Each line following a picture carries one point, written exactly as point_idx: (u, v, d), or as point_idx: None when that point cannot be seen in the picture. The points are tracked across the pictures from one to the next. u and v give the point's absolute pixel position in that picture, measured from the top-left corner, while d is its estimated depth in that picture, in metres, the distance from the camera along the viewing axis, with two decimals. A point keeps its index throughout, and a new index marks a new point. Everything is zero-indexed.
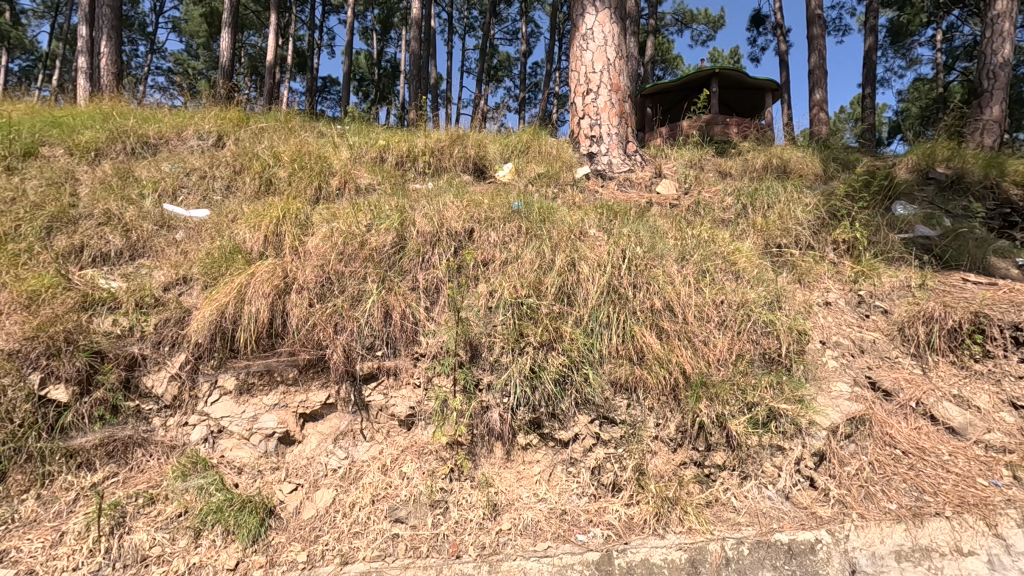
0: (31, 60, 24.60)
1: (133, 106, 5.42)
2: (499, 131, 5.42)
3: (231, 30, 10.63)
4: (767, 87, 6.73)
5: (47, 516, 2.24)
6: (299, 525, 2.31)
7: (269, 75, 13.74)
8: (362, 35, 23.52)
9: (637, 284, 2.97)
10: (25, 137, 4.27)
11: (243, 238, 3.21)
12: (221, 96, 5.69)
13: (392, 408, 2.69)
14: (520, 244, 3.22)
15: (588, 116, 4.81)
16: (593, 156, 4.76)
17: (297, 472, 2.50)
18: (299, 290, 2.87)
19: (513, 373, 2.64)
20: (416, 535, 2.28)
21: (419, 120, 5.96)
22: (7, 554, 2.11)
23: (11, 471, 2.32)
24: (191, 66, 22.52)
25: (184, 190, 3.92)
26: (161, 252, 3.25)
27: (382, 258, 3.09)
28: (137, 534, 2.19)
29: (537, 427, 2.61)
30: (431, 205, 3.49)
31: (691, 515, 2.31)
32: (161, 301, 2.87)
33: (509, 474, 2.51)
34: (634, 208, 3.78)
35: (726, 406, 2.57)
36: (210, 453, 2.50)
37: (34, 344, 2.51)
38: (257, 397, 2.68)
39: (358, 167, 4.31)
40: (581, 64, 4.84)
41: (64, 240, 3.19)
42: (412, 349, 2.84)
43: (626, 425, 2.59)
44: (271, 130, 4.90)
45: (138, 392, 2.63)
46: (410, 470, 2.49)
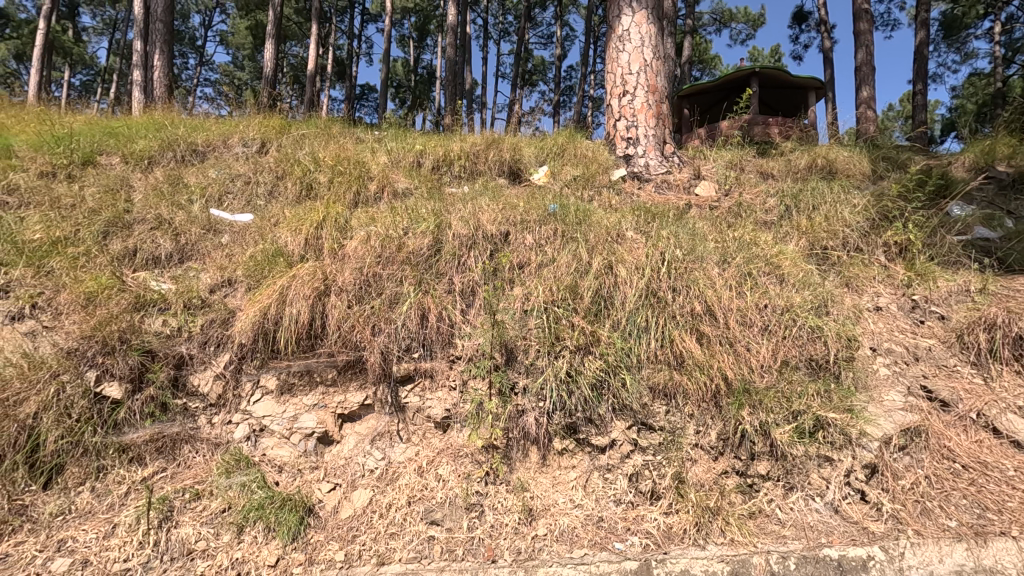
0: (90, 75, 26.08)
1: (183, 116, 5.65)
2: (534, 134, 5.42)
3: (276, 40, 11.04)
4: (812, 86, 6.52)
5: (101, 508, 2.33)
6: (336, 524, 2.34)
7: (309, 84, 14.10)
8: (400, 43, 24.01)
9: (676, 287, 2.90)
10: (84, 145, 4.48)
11: (285, 241, 3.29)
12: (264, 104, 5.87)
13: (428, 410, 2.71)
14: (556, 247, 3.19)
15: (624, 118, 4.76)
16: (629, 159, 4.69)
17: (335, 472, 2.54)
18: (338, 292, 2.92)
19: (549, 377, 2.62)
20: (451, 537, 2.28)
21: (455, 125, 6.02)
22: (65, 543, 2.20)
23: (69, 465, 2.42)
24: (238, 78, 23.40)
25: (229, 195, 4.06)
26: (207, 254, 3.37)
27: (420, 260, 3.12)
28: (184, 528, 2.26)
29: (573, 433, 2.58)
30: (467, 208, 3.51)
31: (733, 526, 2.24)
32: (207, 302, 2.97)
33: (545, 478, 2.49)
34: (672, 211, 3.71)
35: (770, 414, 2.48)
36: (253, 451, 2.56)
37: (91, 342, 2.64)
38: (297, 397, 2.73)
39: (396, 171, 4.37)
40: (617, 65, 4.79)
41: (119, 243, 3.33)
42: (448, 351, 2.84)
43: (666, 432, 2.53)
44: (311, 137, 5.04)
45: (185, 391, 2.72)
46: (445, 472, 2.50)
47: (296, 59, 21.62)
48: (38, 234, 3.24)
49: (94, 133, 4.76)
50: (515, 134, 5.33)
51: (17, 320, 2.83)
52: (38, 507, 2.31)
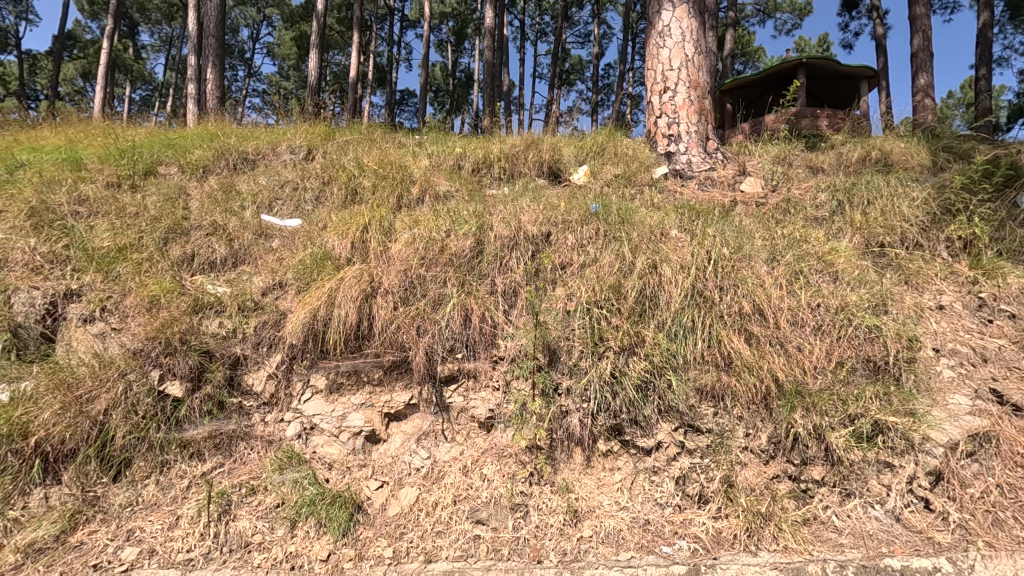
0: (148, 89, 27.47)
1: (234, 126, 5.88)
2: (574, 134, 5.39)
3: (320, 50, 11.38)
4: (864, 75, 6.26)
5: (165, 501, 2.46)
6: (385, 521, 2.40)
7: (351, 91, 14.44)
8: (439, 48, 24.32)
9: (723, 286, 2.84)
10: (144, 156, 4.71)
11: (333, 245, 3.38)
12: (310, 112, 6.05)
13: (472, 410, 2.73)
14: (598, 246, 3.17)
15: (665, 115, 4.68)
16: (671, 156, 4.61)
17: (382, 470, 2.59)
18: (384, 293, 2.98)
19: (593, 378, 2.60)
20: (497, 537, 2.30)
21: (494, 127, 6.06)
22: (133, 533, 2.33)
23: (135, 459, 2.56)
24: (284, 88, 24.18)
25: (279, 202, 4.21)
26: (260, 259, 3.50)
27: (462, 262, 3.16)
28: (241, 522, 2.36)
29: (618, 434, 2.56)
30: (509, 209, 3.52)
31: (786, 532, 2.18)
32: (260, 304, 3.08)
33: (589, 480, 2.48)
34: (717, 208, 3.63)
35: (825, 417, 2.40)
36: (304, 449, 2.65)
37: (155, 343, 2.78)
38: (345, 396, 2.80)
39: (437, 174, 4.43)
40: (658, 62, 4.71)
41: (178, 249, 3.49)
42: (491, 352, 2.86)
43: (713, 435, 2.48)
44: (355, 142, 5.17)
45: (240, 389, 2.83)
46: (490, 472, 2.52)
47: (339, 67, 22.20)
48: (106, 241, 3.38)
49: (154, 144, 5.00)
50: (555, 134, 5.32)
51: (88, 322, 2.99)
52: (109, 498, 2.45)
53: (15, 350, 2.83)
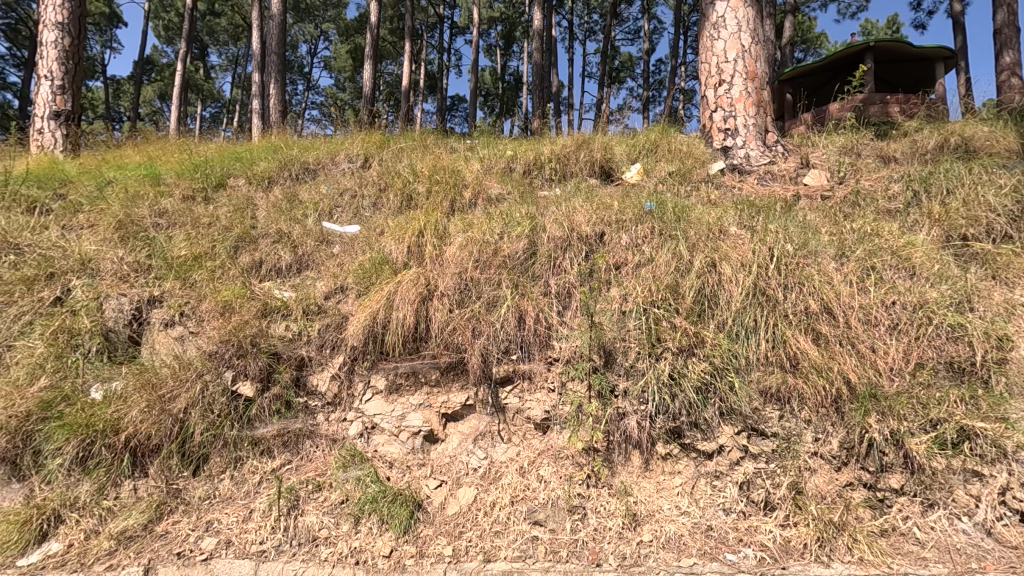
0: (217, 106, 29.18)
1: (296, 138, 6.16)
2: (625, 132, 5.32)
3: (374, 62, 11.73)
4: (940, 55, 5.85)
5: (239, 495, 2.60)
6: (444, 519, 2.44)
7: (404, 100, 14.82)
8: (488, 53, 24.58)
9: (788, 284, 2.72)
10: (216, 169, 5.00)
11: (390, 249, 3.48)
12: (365, 122, 6.25)
13: (528, 411, 2.74)
14: (654, 246, 3.10)
15: (721, 108, 4.53)
16: (727, 151, 4.47)
17: (441, 469, 2.64)
18: (440, 296, 3.03)
19: (651, 380, 2.56)
20: (555, 538, 2.30)
21: (544, 129, 6.07)
22: (211, 524, 2.47)
23: (212, 454, 2.72)
24: (340, 99, 25.09)
25: (339, 209, 4.37)
26: (322, 264, 3.64)
27: (515, 264, 3.17)
28: (308, 517, 2.46)
29: (677, 437, 2.50)
30: (561, 210, 3.51)
31: (862, 544, 2.07)
32: (323, 308, 3.20)
33: (648, 483, 2.43)
34: (779, 203, 3.49)
35: (903, 422, 2.26)
36: (366, 448, 2.74)
37: (228, 345, 2.94)
38: (404, 397, 2.87)
39: (489, 177, 4.48)
40: (712, 54, 4.58)
41: (247, 256, 3.68)
42: (546, 353, 2.86)
43: (780, 439, 2.38)
44: (409, 149, 5.30)
45: (306, 390, 2.96)
46: (547, 473, 2.52)
47: (392, 76, 22.84)
48: (184, 251, 3.61)
49: (223, 158, 5.30)
50: (606, 133, 5.26)
51: (169, 326, 3.20)
52: (189, 491, 2.61)
53: (106, 352, 3.06)
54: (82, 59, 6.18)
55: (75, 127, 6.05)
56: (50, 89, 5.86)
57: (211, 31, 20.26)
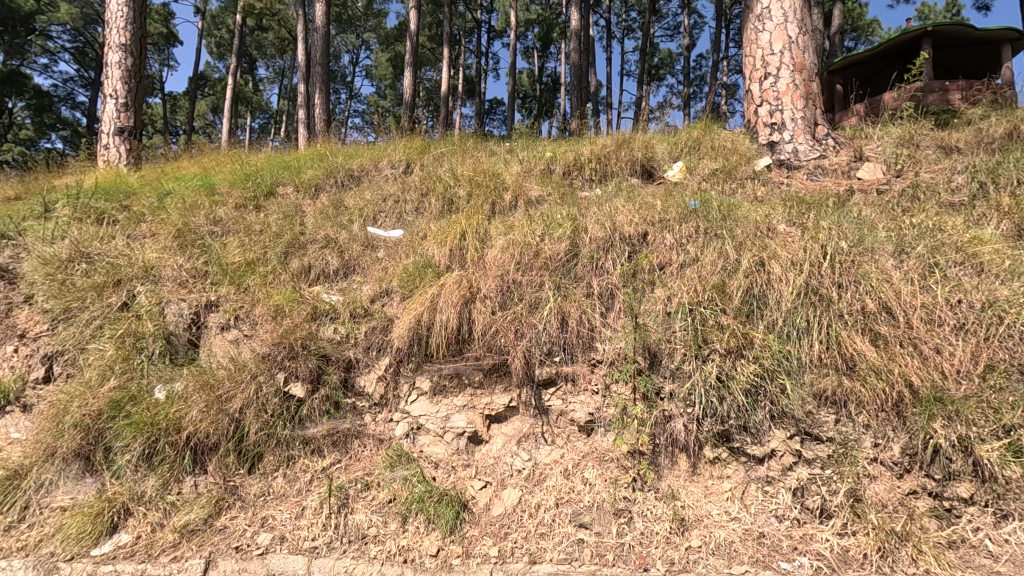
0: (266, 117, 30.33)
1: (340, 146, 6.33)
2: (666, 130, 5.23)
3: (413, 69, 11.93)
4: (1006, 37, 5.50)
5: (292, 493, 2.69)
6: (489, 520, 2.46)
7: (443, 105, 15.03)
8: (525, 55, 24.65)
9: (842, 283, 2.61)
10: (266, 179, 5.20)
11: (433, 253, 3.53)
12: (406, 128, 6.37)
13: (572, 413, 2.73)
14: (699, 245, 3.04)
15: (767, 102, 4.40)
16: (774, 146, 4.33)
17: (485, 470, 2.66)
18: (483, 298, 3.06)
19: (697, 383, 2.50)
20: (601, 542, 2.28)
21: (583, 129, 6.04)
22: (266, 520, 2.57)
23: (266, 453, 2.83)
24: (382, 107, 25.65)
25: (382, 214, 4.46)
26: (367, 268, 3.73)
27: (557, 265, 3.16)
28: (357, 515, 2.53)
29: (726, 441, 2.44)
30: (603, 210, 3.48)
31: (927, 555, 1.97)
32: (369, 311, 3.28)
33: (696, 488, 2.38)
34: (831, 198, 3.36)
35: (971, 428, 2.14)
36: (412, 448, 2.79)
37: (280, 348, 3.04)
38: (448, 398, 2.91)
39: (529, 179, 4.49)
40: (757, 47, 4.45)
41: (297, 262, 3.81)
42: (589, 355, 2.84)
43: (836, 444, 2.29)
44: (449, 154, 5.38)
45: (354, 391, 3.04)
46: (592, 476, 2.50)
47: (431, 83, 23.20)
48: (238, 257, 3.77)
49: (273, 168, 5.50)
50: (646, 132, 5.19)
51: (225, 329, 3.35)
52: (245, 488, 2.72)
53: (168, 355, 3.23)
54: (143, 77, 6.54)
55: (137, 142, 6.41)
56: (115, 107, 6.23)
57: (259, 46, 21.08)
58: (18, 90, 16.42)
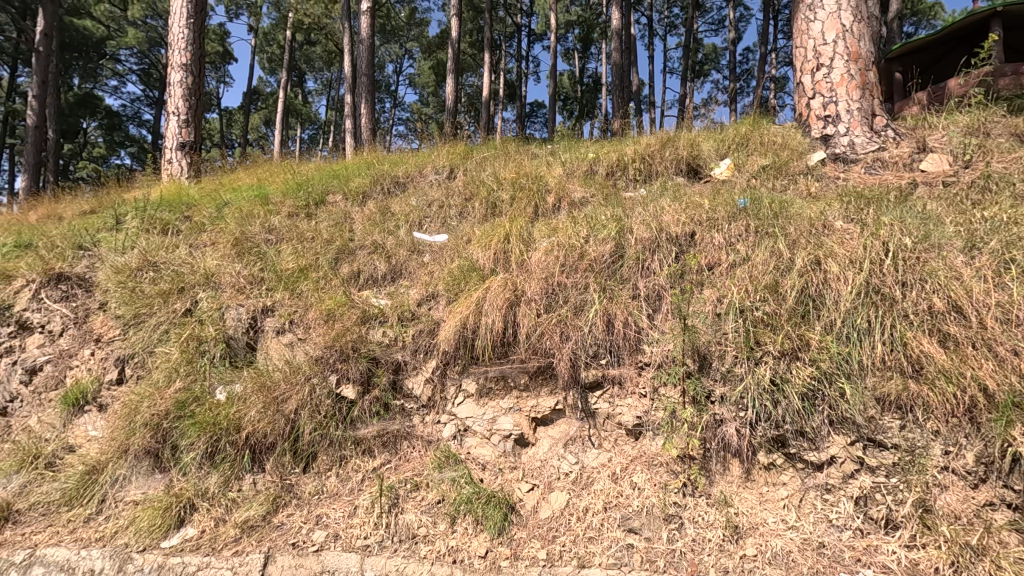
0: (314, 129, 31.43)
1: (386, 153, 6.49)
2: (712, 127, 5.11)
3: (455, 76, 12.11)
4: None
5: (345, 491, 2.77)
6: (537, 523, 2.46)
7: (485, 111, 15.17)
8: (566, 57, 24.58)
9: (906, 282, 2.48)
10: (316, 187, 5.38)
11: (478, 256, 3.57)
12: (449, 134, 6.47)
13: (619, 416, 2.70)
14: (749, 244, 2.95)
15: (820, 94, 4.24)
16: (828, 139, 4.16)
17: (532, 473, 2.67)
18: (528, 301, 3.06)
19: (750, 386, 2.43)
20: (651, 548, 2.25)
21: (626, 129, 5.97)
22: (321, 518, 2.66)
23: (320, 453, 2.92)
24: (424, 114, 26.11)
25: (427, 219, 4.54)
26: (413, 273, 3.81)
27: (602, 267, 3.13)
28: (408, 514, 2.58)
29: (781, 446, 2.36)
30: (648, 210, 3.43)
31: (1007, 571, 1.85)
32: (416, 314, 3.34)
33: (750, 494, 2.31)
34: (892, 192, 3.20)
35: None
36: (460, 449, 2.82)
37: (331, 351, 3.14)
38: (495, 400, 2.93)
39: (572, 181, 4.47)
40: (808, 37, 4.30)
41: (347, 267, 3.93)
42: (636, 358, 2.81)
43: (902, 451, 2.18)
44: (492, 158, 5.42)
45: (402, 393, 3.10)
46: (641, 480, 2.47)
47: (473, 88, 23.46)
48: (292, 264, 3.92)
49: (323, 176, 5.69)
50: (692, 130, 5.09)
51: (280, 333, 3.48)
52: (301, 486, 2.82)
53: (229, 358, 3.38)
54: (202, 94, 6.90)
55: (197, 155, 6.76)
56: (177, 123, 6.59)
57: (308, 60, 21.86)
58: (92, 111, 17.62)
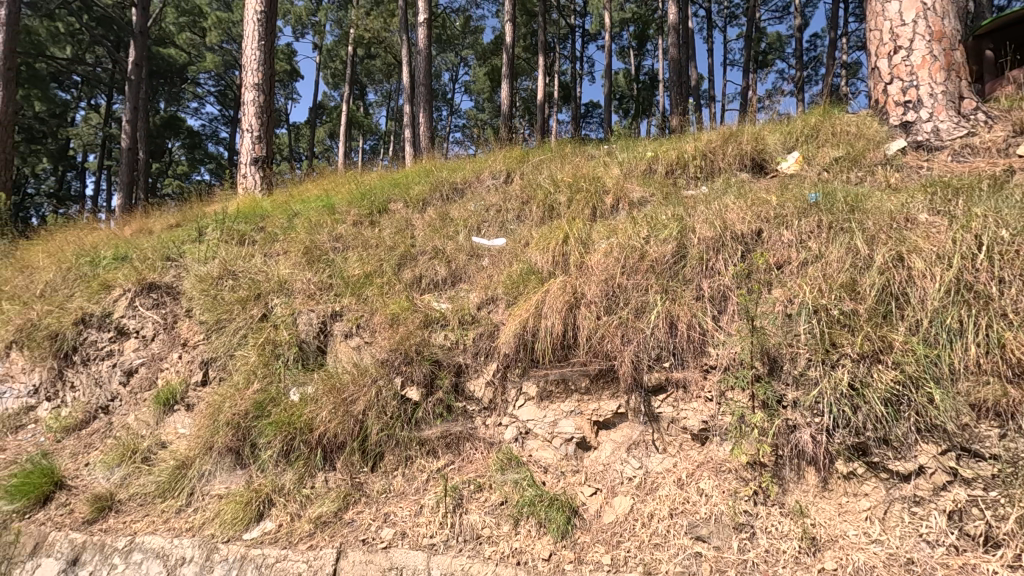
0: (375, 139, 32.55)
1: (445, 160, 6.64)
2: (778, 119, 4.89)
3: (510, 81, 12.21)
4: None
5: (411, 491, 2.85)
6: (601, 527, 2.43)
7: (540, 115, 15.19)
8: (621, 55, 24.26)
9: (1003, 277, 2.28)
10: (379, 196, 5.58)
11: (536, 259, 3.58)
12: (505, 138, 6.53)
13: (683, 421, 2.63)
14: (822, 241, 2.81)
15: (898, 79, 3.97)
16: (909, 126, 3.89)
17: (595, 477, 2.64)
18: (588, 304, 3.04)
19: (826, 390, 2.30)
20: (720, 557, 2.18)
21: (686, 125, 5.82)
22: (389, 516, 2.74)
23: (387, 453, 3.02)
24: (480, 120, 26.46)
25: (486, 223, 4.60)
26: (473, 277, 3.88)
27: (664, 267, 3.07)
28: (472, 515, 2.62)
29: (863, 454, 2.22)
30: (712, 208, 3.32)
31: None
32: (477, 318, 3.40)
33: (828, 505, 2.19)
34: (984, 181, 2.95)
35: None
36: (522, 451, 2.84)
37: (396, 354, 3.23)
38: (555, 403, 2.93)
39: (630, 181, 4.40)
40: (884, 19, 4.04)
41: (409, 273, 4.05)
42: (700, 361, 2.73)
43: (1002, 462, 2.00)
44: (548, 161, 5.43)
45: (464, 395, 3.15)
46: (708, 487, 2.39)
47: (527, 92, 23.57)
48: (358, 270, 4.09)
49: (384, 185, 5.89)
50: (756, 123, 4.89)
51: (348, 337, 3.62)
52: (370, 485, 2.92)
53: (301, 360, 3.55)
54: (273, 111, 7.30)
55: (269, 169, 7.15)
56: (251, 139, 7.01)
57: (368, 73, 22.69)
58: (176, 132, 19.04)
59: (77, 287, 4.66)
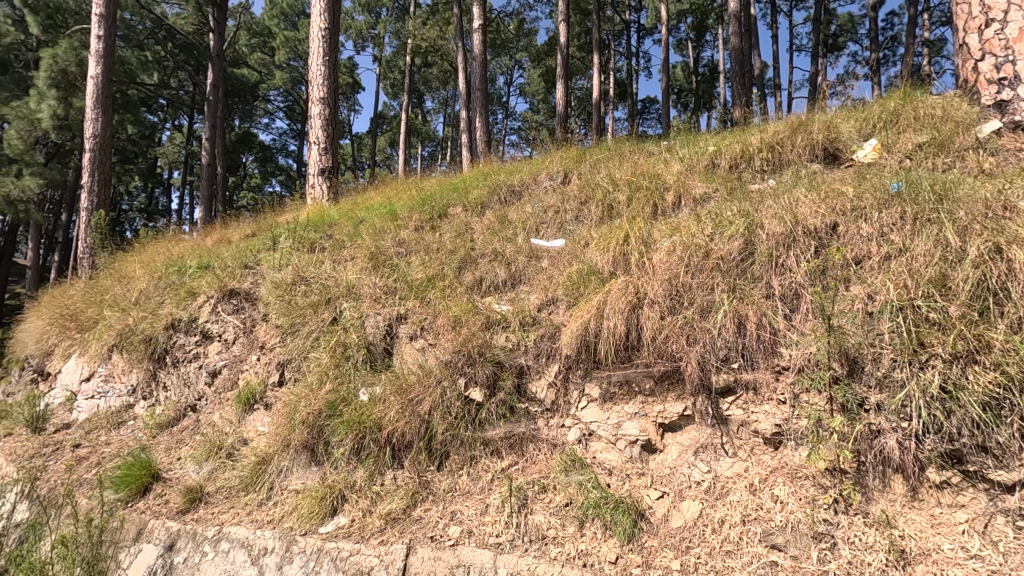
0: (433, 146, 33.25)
1: (502, 163, 6.70)
2: (853, 105, 4.62)
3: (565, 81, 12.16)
4: None
5: (477, 490, 2.90)
6: (669, 532, 2.38)
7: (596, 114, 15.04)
8: (679, 47, 23.61)
9: None
10: (439, 201, 5.71)
11: (596, 260, 3.56)
12: (562, 139, 6.51)
13: (755, 424, 2.54)
14: (906, 233, 2.63)
15: (991, 54, 3.66)
16: (1005, 106, 3.58)
17: (661, 480, 2.59)
18: (651, 304, 2.98)
19: (914, 393, 2.15)
20: (798, 567, 2.08)
21: (750, 117, 5.60)
22: (456, 514, 2.80)
23: (452, 452, 3.08)
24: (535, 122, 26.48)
25: (544, 225, 4.60)
26: (533, 279, 3.90)
27: (731, 265, 2.97)
28: (537, 515, 2.63)
29: (958, 463, 2.07)
30: (781, 203, 3.19)
31: None
32: (537, 319, 3.41)
33: (919, 516, 2.05)
34: None
35: None
36: (585, 453, 2.82)
37: (459, 355, 3.30)
38: (619, 405, 2.90)
39: (692, 177, 4.29)
40: None
41: (470, 275, 4.12)
42: (772, 362, 2.62)
43: None
44: (606, 160, 5.37)
45: (527, 396, 3.17)
46: (783, 493, 2.29)
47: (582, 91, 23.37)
48: (421, 274, 4.20)
49: (444, 190, 6.02)
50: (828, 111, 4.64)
51: (412, 339, 3.72)
52: (436, 483, 2.99)
53: (369, 362, 3.68)
54: (338, 123, 7.62)
55: (335, 179, 7.47)
56: (318, 151, 7.34)
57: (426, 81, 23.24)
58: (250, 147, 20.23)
59: (167, 294, 5.04)
